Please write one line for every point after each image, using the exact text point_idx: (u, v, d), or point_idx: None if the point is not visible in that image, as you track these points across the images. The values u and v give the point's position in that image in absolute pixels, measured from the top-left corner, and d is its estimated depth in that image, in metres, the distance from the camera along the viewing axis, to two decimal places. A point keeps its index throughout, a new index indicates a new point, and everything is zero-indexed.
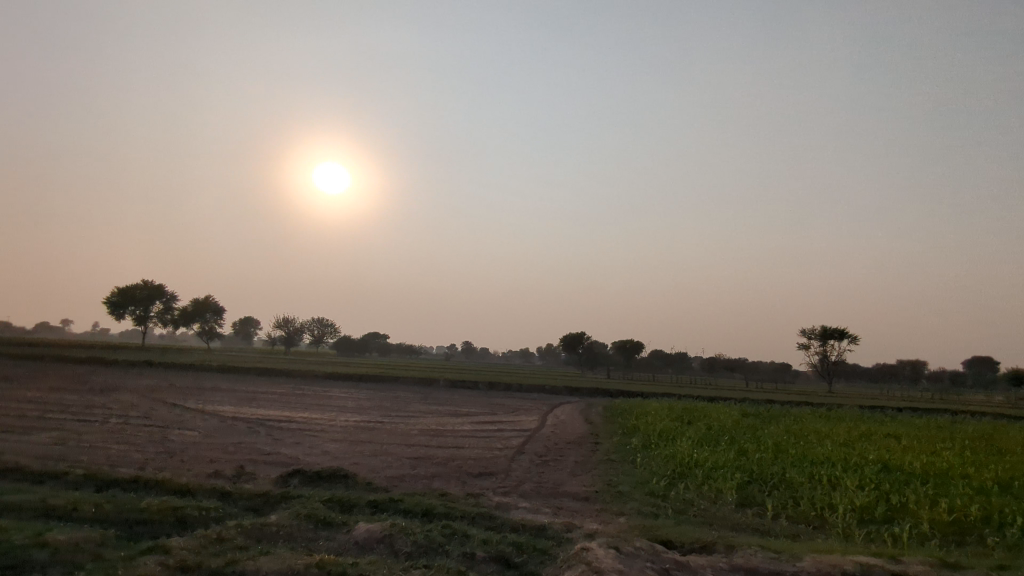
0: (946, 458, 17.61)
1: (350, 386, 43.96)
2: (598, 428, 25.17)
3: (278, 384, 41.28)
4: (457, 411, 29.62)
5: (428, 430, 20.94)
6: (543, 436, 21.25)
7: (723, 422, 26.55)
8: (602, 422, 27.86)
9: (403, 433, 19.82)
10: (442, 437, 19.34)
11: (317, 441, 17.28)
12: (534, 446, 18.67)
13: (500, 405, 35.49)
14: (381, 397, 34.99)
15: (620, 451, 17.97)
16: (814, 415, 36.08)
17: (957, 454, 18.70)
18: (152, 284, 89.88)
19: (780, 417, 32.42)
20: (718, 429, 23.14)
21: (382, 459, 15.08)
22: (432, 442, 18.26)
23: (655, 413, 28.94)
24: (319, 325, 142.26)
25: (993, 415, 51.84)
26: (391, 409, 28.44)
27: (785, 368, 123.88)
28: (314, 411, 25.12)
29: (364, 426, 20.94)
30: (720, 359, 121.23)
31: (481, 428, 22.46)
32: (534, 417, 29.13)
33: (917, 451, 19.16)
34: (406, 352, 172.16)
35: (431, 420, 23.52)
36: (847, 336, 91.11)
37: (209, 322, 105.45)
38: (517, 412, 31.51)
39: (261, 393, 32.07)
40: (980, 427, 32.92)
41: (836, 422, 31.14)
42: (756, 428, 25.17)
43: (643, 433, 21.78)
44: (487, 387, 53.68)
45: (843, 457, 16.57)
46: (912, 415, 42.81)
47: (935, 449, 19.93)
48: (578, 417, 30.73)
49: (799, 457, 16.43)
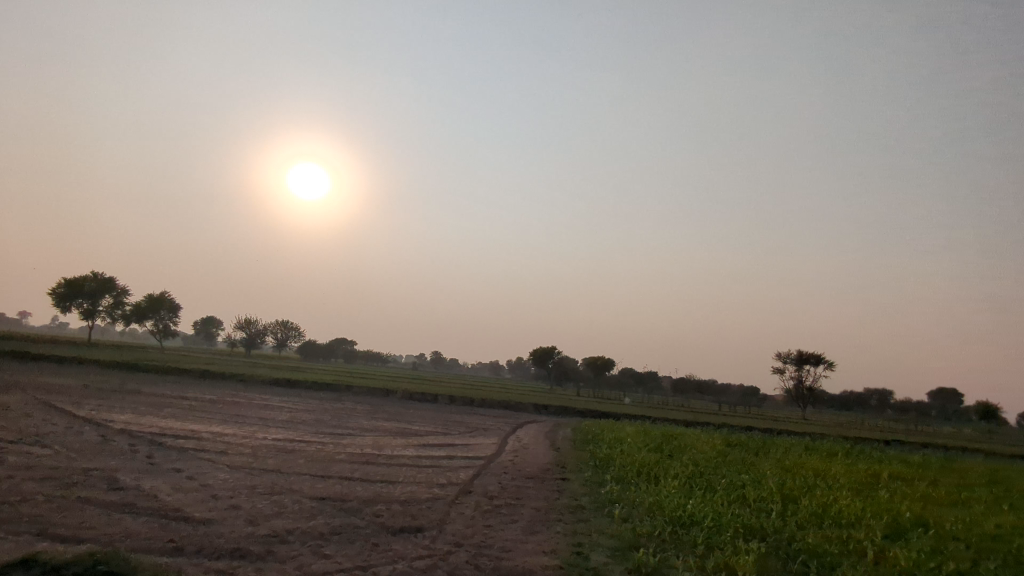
0: (981, 521, 14.60)
1: (293, 394, 39.76)
2: (563, 456, 21.69)
3: (211, 388, 36.85)
4: (401, 428, 25.68)
5: (358, 456, 17.07)
6: (495, 467, 17.73)
7: (710, 455, 23.18)
8: (572, 449, 24.24)
9: (325, 460, 15.91)
10: (372, 467, 15.55)
11: (203, 467, 13.31)
12: (486, 484, 15.01)
13: (458, 423, 31.65)
14: (321, 409, 30.87)
15: (590, 494, 14.55)
16: (799, 446, 33.22)
17: (986, 514, 15.75)
18: (100, 277, 83.94)
19: (764, 448, 29.29)
20: (708, 466, 19.82)
21: (273, 496, 11.25)
22: (357, 473, 14.49)
23: (630, 440, 25.49)
24: (282, 327, 136.18)
25: (971, 452, 49.78)
26: (325, 425, 24.39)
27: (754, 392, 122.26)
28: (230, 425, 20.98)
29: (278, 449, 16.93)
30: (692, 381, 118.85)
31: (424, 455, 18.75)
32: (494, 440, 25.38)
33: (935, 507, 16.31)
34: (372, 360, 167.30)
35: (369, 444, 19.68)
36: (822, 362, 89.11)
37: (163, 319, 99.40)
38: (477, 433, 27.85)
39: (177, 400, 27.60)
40: (975, 470, 30.40)
41: (828, 459, 28.19)
42: (747, 463, 21.95)
43: (618, 467, 18.37)
44: (447, 400, 49.79)
45: (869, 514, 13.48)
46: (894, 450, 40.22)
47: (957, 507, 17.06)
48: (541, 440, 27.29)
49: (816, 512, 13.24)
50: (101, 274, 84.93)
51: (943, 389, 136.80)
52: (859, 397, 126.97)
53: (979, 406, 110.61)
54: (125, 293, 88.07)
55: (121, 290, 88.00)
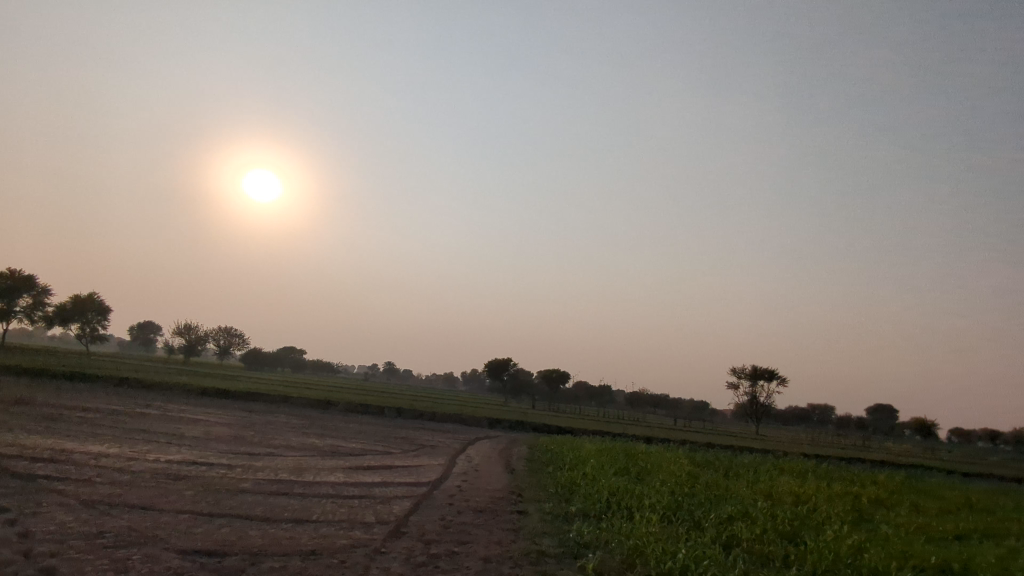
0: (1004, 564, 12.59)
1: (218, 405, 35.76)
2: (519, 481, 18.92)
3: (121, 398, 32.60)
4: (334, 447, 22.39)
5: (267, 484, 13.88)
6: (439, 497, 14.81)
7: (683, 478, 20.84)
8: (529, 471, 21.54)
9: (223, 489, 12.76)
10: (281, 500, 12.42)
11: (41, 506, 10.01)
12: (425, 522, 12.03)
13: (402, 439, 28.49)
14: (245, 423, 27.22)
15: (552, 535, 11.86)
16: (764, 465, 31.46)
17: (998, 554, 13.90)
18: (19, 274, 77.20)
19: (733, 468, 27.26)
20: (685, 492, 17.49)
21: (116, 553, 8.09)
22: (256, 510, 11.34)
23: (593, 460, 23.01)
24: (225, 334, 129.37)
25: (922, 469, 49.40)
26: (242, 442, 20.93)
27: (706, 407, 122.29)
28: (119, 443, 17.39)
29: (165, 475, 13.62)
30: (645, 395, 117.85)
31: (353, 481, 15.68)
32: (440, 460, 22.38)
33: (937, 542, 14.47)
34: (321, 369, 161.29)
35: (287, 467, 16.40)
36: (775, 378, 88.99)
37: (90, 322, 92.31)
38: (422, 451, 24.79)
39: (68, 411, 23.58)
40: (944, 491, 29.08)
41: (801, 480, 26.35)
42: (723, 488, 19.78)
43: (584, 496, 15.78)
44: (392, 413, 46.44)
45: (882, 557, 11.42)
46: (852, 468, 39.01)
47: (959, 540, 15.25)
48: (494, 460, 24.53)
49: (824, 555, 11.07)
50: (19, 273, 77.96)
51: (881, 405, 140.07)
52: (804, 412, 128.74)
53: (918, 421, 113.13)
54: (46, 292, 81.16)
55: (41, 289, 81.08)
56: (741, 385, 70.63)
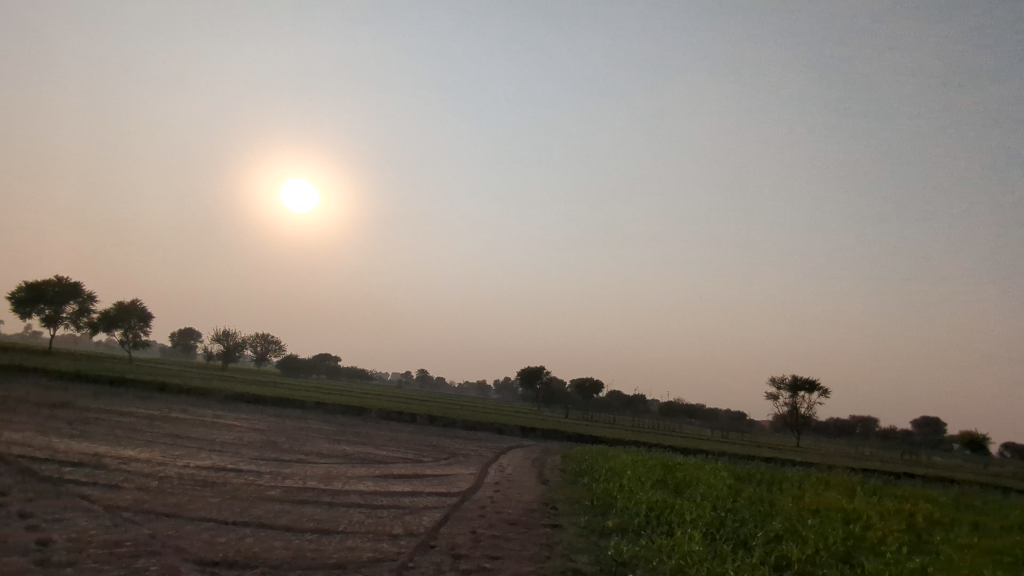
0: None
1: (252, 410, 35.98)
2: (552, 492, 18.31)
3: (158, 403, 33.02)
4: (364, 454, 22.09)
5: (295, 492, 13.55)
6: (470, 508, 14.28)
7: (725, 491, 19.91)
8: (563, 483, 20.87)
9: (250, 497, 12.46)
10: (307, 509, 12.05)
11: (65, 513, 9.81)
12: (455, 535, 11.52)
13: (433, 447, 28.09)
14: (277, 429, 27.20)
15: (589, 552, 11.23)
16: (808, 479, 30.16)
17: None
18: (66, 281, 79.70)
19: (776, 482, 26.10)
20: (728, 507, 16.61)
21: (134, 563, 7.77)
22: (282, 520, 10.98)
23: (629, 471, 22.22)
24: (262, 340, 131.61)
25: (976, 486, 46.97)
26: (272, 448, 20.78)
27: (743, 417, 119.44)
28: (151, 448, 17.35)
29: (193, 481, 13.41)
30: (680, 405, 115.65)
31: (382, 490, 15.27)
32: (471, 470, 21.86)
33: (1008, 567, 13.33)
34: (355, 376, 162.84)
35: (316, 475, 16.08)
36: (816, 389, 86.24)
37: (133, 328, 94.78)
38: (453, 460, 24.33)
39: (105, 416, 23.82)
40: (1005, 510, 27.38)
41: (850, 496, 25.07)
42: (768, 503, 18.80)
43: (620, 509, 15.08)
44: (424, 421, 46.21)
45: None
46: (901, 484, 37.22)
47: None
48: (527, 471, 23.90)
49: None
50: (66, 280, 80.49)
51: (927, 418, 134.81)
52: (845, 424, 124.71)
53: (968, 435, 108.45)
54: (91, 299, 83.58)
55: (87, 296, 83.56)
56: (782, 396, 68.56)
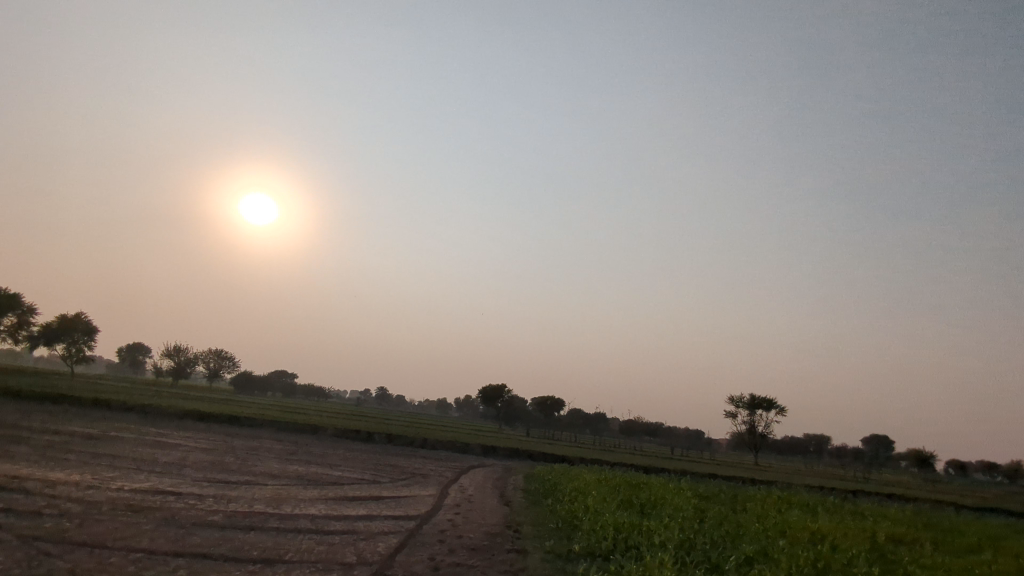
0: None
1: (200, 429, 34.23)
2: (516, 515, 17.61)
3: (97, 421, 31.10)
4: (317, 475, 20.99)
5: (239, 517, 12.55)
6: (429, 533, 13.48)
7: (691, 512, 19.54)
8: (526, 504, 20.21)
9: (188, 524, 11.42)
10: (251, 536, 11.09)
11: None
12: (413, 563, 10.74)
13: (391, 467, 27.04)
14: (225, 448, 25.79)
15: None
16: (770, 498, 30.10)
17: None
18: (4, 292, 75.60)
19: (739, 501, 25.90)
20: (696, 529, 16.19)
21: None
22: (223, 548, 10.03)
23: (594, 491, 21.70)
24: (215, 356, 127.31)
25: (928, 503, 47.96)
26: (218, 469, 19.55)
27: (702, 436, 120.59)
28: (82, 470, 16.01)
29: (125, 507, 12.28)
30: (640, 423, 116.07)
31: (335, 514, 14.36)
32: (431, 491, 21.00)
33: None
34: (312, 394, 158.92)
35: (264, 498, 15.03)
36: (774, 408, 87.54)
37: (76, 342, 90.42)
38: (412, 481, 23.40)
39: (35, 435, 22.12)
40: (959, 527, 27.78)
41: (812, 514, 25.02)
42: (735, 524, 18.53)
43: (587, 532, 14.53)
44: (382, 440, 44.86)
45: None
46: (858, 501, 37.59)
47: None
48: (489, 491, 23.15)
49: None
50: (4, 291, 76.41)
51: (877, 436, 138.51)
52: (799, 443, 127.08)
53: (916, 452, 111.70)
54: (31, 311, 79.48)
55: (27, 309, 79.42)
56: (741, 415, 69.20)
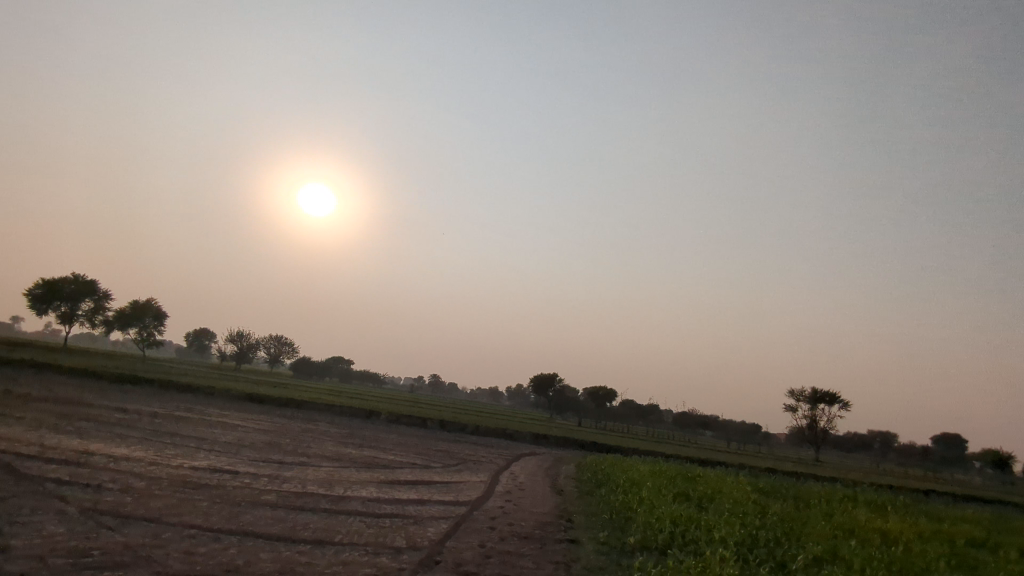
0: None
1: (259, 411, 35.17)
2: (568, 504, 17.21)
3: (164, 401, 32.31)
4: (370, 458, 21.12)
5: (292, 497, 12.59)
6: (479, 520, 13.22)
7: (751, 507, 18.72)
8: (579, 493, 19.78)
9: (241, 502, 11.47)
10: (302, 517, 11.03)
11: (35, 516, 8.90)
12: (463, 550, 10.47)
13: (443, 453, 27.06)
14: (282, 430, 26.27)
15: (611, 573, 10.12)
16: (835, 495, 28.72)
17: None
18: (83, 279, 79.85)
19: (802, 498, 24.75)
20: (758, 525, 15.42)
21: None
22: (273, 528, 9.97)
23: (649, 483, 21.08)
24: (276, 342, 131.43)
25: (1007, 506, 45.06)
26: (275, 450, 19.90)
27: (759, 430, 117.28)
28: (146, 447, 16.47)
29: (183, 484, 12.46)
30: (695, 415, 113.73)
31: (386, 497, 14.30)
32: (482, 477, 20.83)
33: None
34: (367, 380, 162.52)
35: (316, 480, 15.07)
36: (837, 402, 84.10)
37: (147, 327, 94.88)
38: (463, 466, 23.30)
39: (105, 413, 23.03)
40: None
41: (882, 514, 23.70)
42: (799, 521, 17.64)
43: (643, 524, 14.01)
44: (434, 425, 45.19)
45: None
46: (930, 503, 35.54)
47: None
48: (540, 479, 22.84)
49: None
50: (82, 278, 80.72)
51: (948, 435, 131.55)
52: (863, 439, 121.96)
53: (991, 452, 105.42)
54: (106, 297, 83.75)
55: (103, 295, 83.69)
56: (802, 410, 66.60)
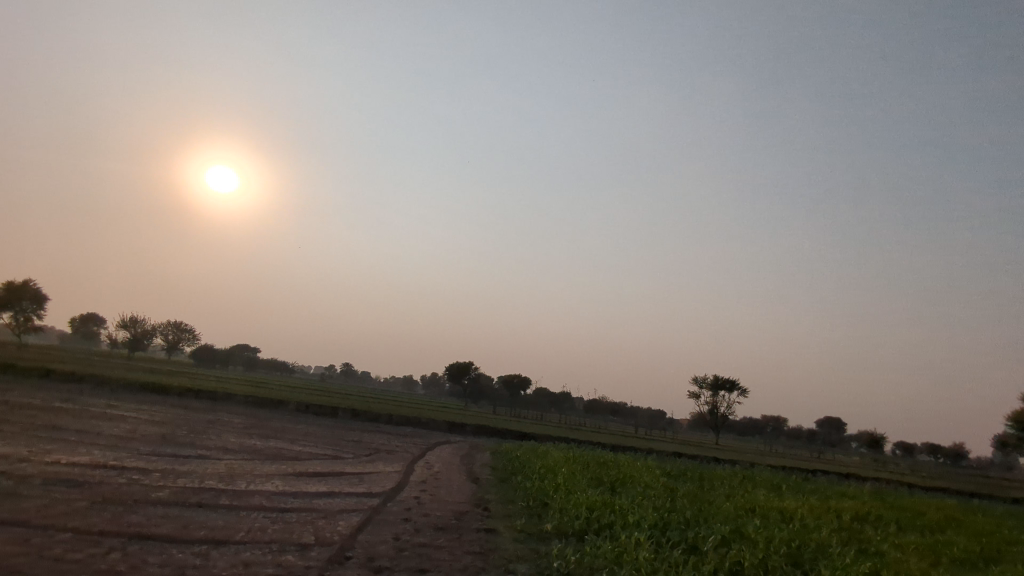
0: None
1: (154, 401, 32.76)
2: (484, 493, 17.01)
3: (41, 391, 29.38)
4: (276, 450, 20.03)
5: (188, 493, 11.62)
6: (393, 512, 12.72)
7: (661, 490, 19.26)
8: (494, 481, 19.65)
9: (129, 501, 10.44)
10: (199, 515, 10.16)
11: None
12: (375, 544, 9.97)
13: (354, 443, 26.19)
14: (178, 422, 24.50)
15: (529, 561, 9.97)
16: (736, 476, 30.27)
17: None
18: None
19: (707, 480, 25.84)
20: (669, 508, 15.85)
21: None
22: (164, 528, 9.09)
23: (564, 469, 21.27)
24: (174, 328, 123.48)
25: (881, 482, 49.33)
26: (169, 442, 18.47)
27: (664, 416, 122.42)
28: (15, 442, 14.78)
29: (58, 482, 11.21)
30: (605, 403, 117.17)
31: (292, 491, 13.51)
32: (395, 468, 20.26)
33: (939, 569, 13.35)
34: (275, 369, 156.27)
35: (216, 474, 14.03)
36: (736, 389, 89.06)
37: (25, 311, 86.49)
38: (375, 456, 22.63)
39: None
40: (916, 507, 28.32)
41: (778, 493, 25.15)
42: (705, 502, 18.34)
43: (559, 510, 14.01)
44: (346, 415, 43.85)
45: None
46: (817, 481, 38.20)
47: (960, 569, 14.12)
48: (456, 468, 22.58)
49: None
50: None
51: (830, 418, 142.67)
52: (756, 424, 130.07)
53: (866, 433, 115.41)
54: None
55: None
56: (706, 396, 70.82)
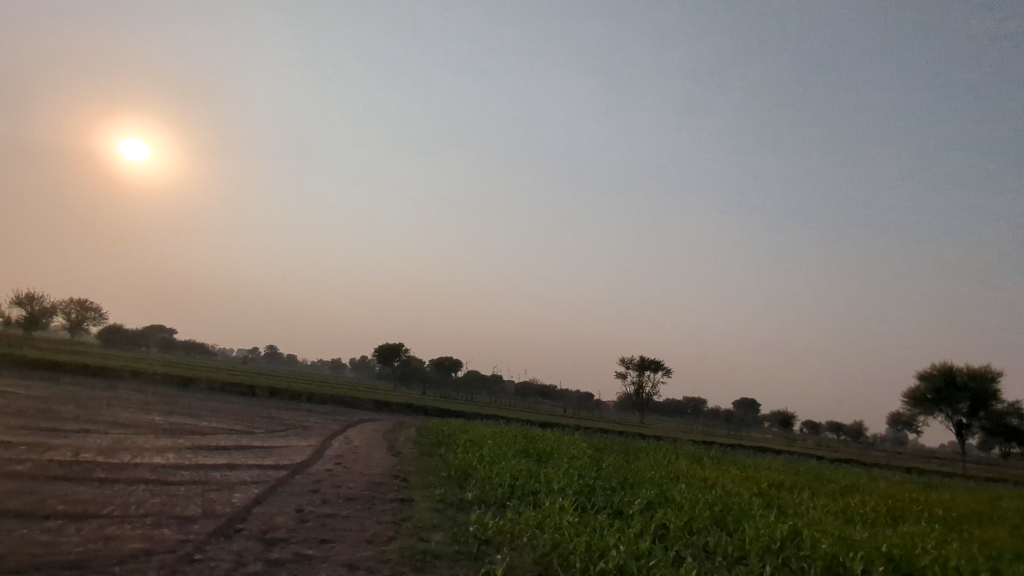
0: (923, 547, 11.94)
1: (44, 377, 29.82)
2: (404, 465, 16.14)
3: None
4: (177, 425, 18.39)
5: (56, 467, 10.16)
6: (300, 484, 11.67)
7: (588, 462, 18.89)
8: (416, 455, 18.75)
9: None
10: (63, 489, 8.80)
11: None
12: (273, 515, 8.94)
13: (268, 420, 24.59)
14: (67, 397, 22.24)
15: (445, 530, 9.22)
16: (660, 450, 30.59)
17: (914, 536, 13.26)
18: None
19: (632, 453, 25.84)
20: (594, 477, 15.47)
21: None
22: (15, 503, 7.74)
23: (490, 442, 20.64)
24: (79, 306, 114.94)
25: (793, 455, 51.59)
26: (49, 417, 16.50)
27: (591, 398, 124.60)
28: None
29: None
30: (535, 385, 117.99)
31: (187, 464, 12.19)
32: (309, 443, 18.96)
33: (855, 527, 13.52)
34: (193, 350, 148.73)
35: (97, 447, 12.50)
36: (661, 369, 91.51)
37: None
38: (290, 432, 21.20)
39: None
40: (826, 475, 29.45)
41: (701, 464, 25.46)
42: (630, 472, 18.12)
43: (482, 479, 13.37)
44: (264, 394, 41.65)
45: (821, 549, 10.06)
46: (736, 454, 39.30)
47: (873, 526, 14.41)
48: (377, 443, 21.53)
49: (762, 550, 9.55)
50: None
51: (744, 399, 149.44)
52: (678, 404, 134.51)
53: (778, 412, 121.37)
54: None
55: None
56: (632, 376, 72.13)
